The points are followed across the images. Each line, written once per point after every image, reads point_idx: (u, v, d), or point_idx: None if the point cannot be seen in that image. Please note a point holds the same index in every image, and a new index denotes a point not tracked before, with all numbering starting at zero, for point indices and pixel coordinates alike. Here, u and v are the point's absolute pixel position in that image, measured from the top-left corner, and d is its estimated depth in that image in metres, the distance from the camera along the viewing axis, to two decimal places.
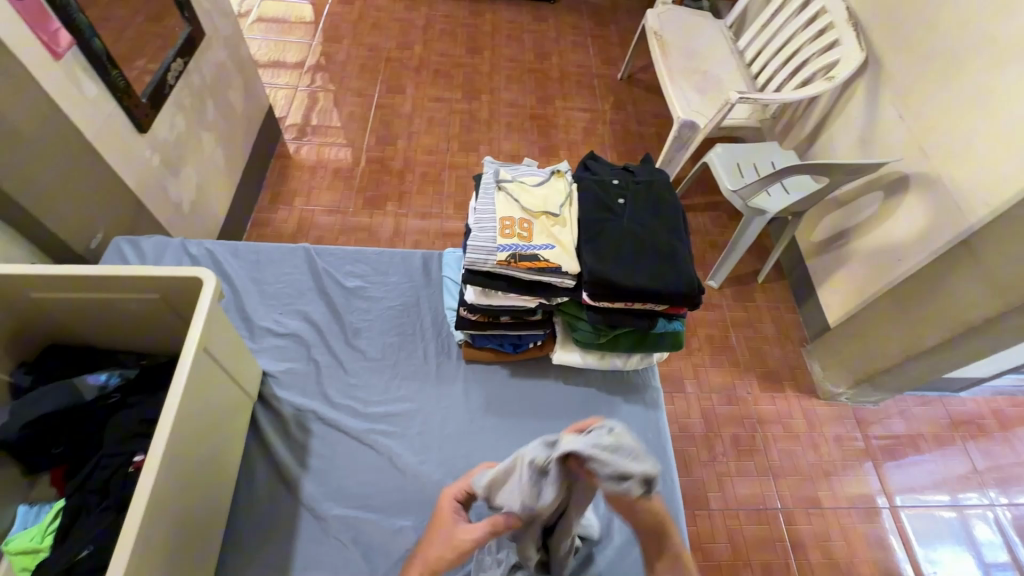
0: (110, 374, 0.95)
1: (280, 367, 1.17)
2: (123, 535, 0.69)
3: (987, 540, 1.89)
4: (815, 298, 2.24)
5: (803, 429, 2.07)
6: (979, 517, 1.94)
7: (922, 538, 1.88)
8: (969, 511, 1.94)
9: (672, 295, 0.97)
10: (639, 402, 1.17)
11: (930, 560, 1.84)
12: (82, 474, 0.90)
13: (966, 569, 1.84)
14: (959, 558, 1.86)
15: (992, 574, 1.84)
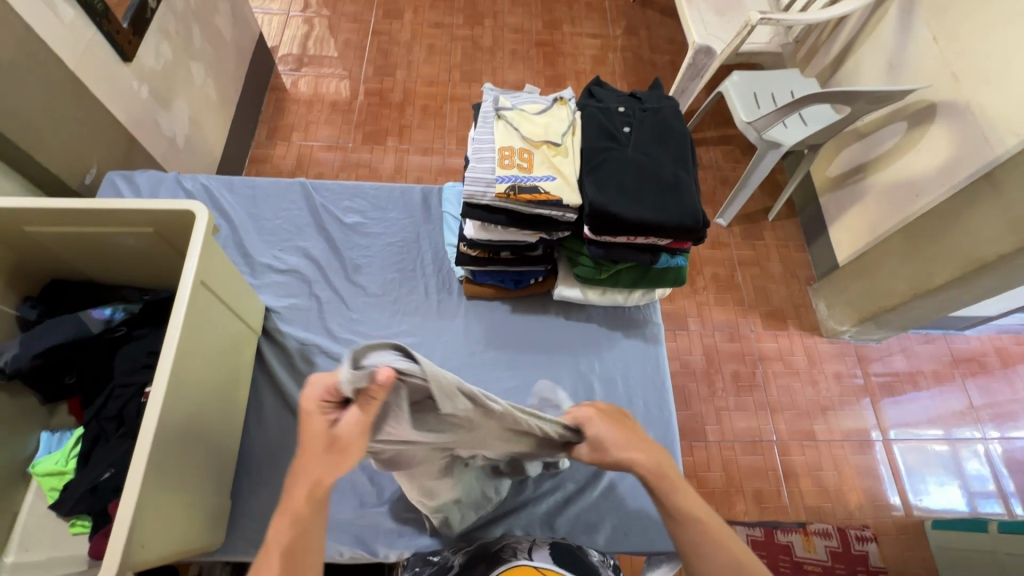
0: (114, 309, 0.96)
1: (282, 302, 1.17)
2: (135, 461, 0.72)
3: (975, 472, 1.96)
4: (826, 236, 2.20)
5: (803, 365, 2.10)
6: (970, 451, 1.99)
7: (912, 470, 1.95)
8: (961, 445, 2.00)
9: (676, 228, 0.94)
10: (639, 336, 1.18)
11: (917, 490, 1.92)
12: (97, 403, 0.93)
13: (952, 498, 1.92)
14: (945, 489, 1.93)
15: (976, 503, 1.91)
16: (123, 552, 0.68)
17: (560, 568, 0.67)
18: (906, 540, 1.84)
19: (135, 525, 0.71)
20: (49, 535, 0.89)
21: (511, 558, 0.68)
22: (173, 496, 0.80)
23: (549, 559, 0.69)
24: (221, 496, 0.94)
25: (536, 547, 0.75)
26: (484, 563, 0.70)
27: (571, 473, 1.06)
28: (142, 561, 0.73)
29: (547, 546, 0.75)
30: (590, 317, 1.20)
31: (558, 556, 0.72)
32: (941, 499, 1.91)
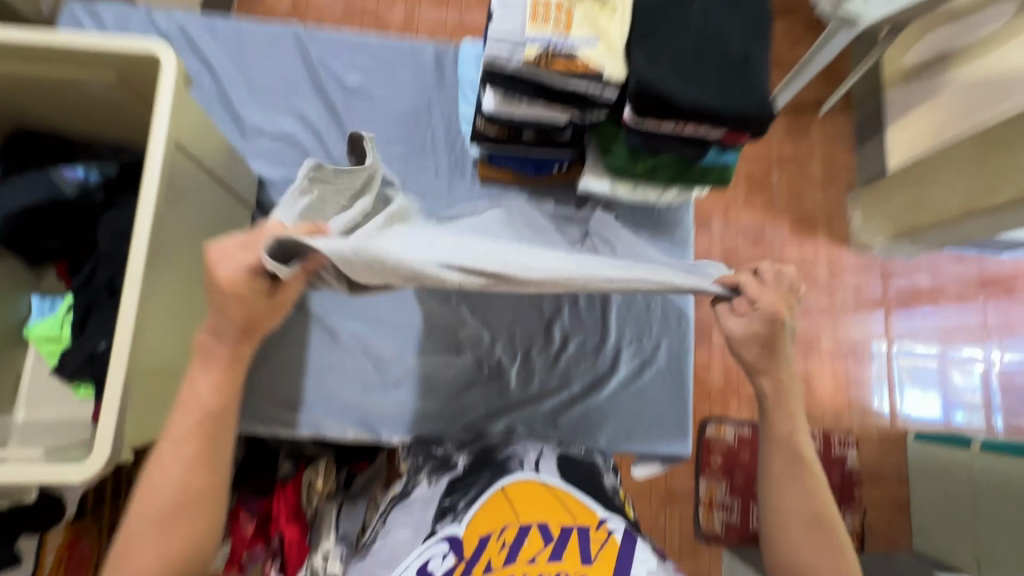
0: (88, 169, 0.85)
1: (276, 174, 1.06)
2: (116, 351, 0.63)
3: (962, 387, 1.99)
4: (880, 137, 1.97)
5: (823, 275, 2.03)
6: (965, 368, 2.00)
7: (901, 381, 1.98)
8: (954, 363, 2.00)
9: (736, 118, 0.79)
10: (667, 239, 1.09)
11: (899, 397, 1.97)
12: (85, 271, 0.87)
13: (929, 407, 1.97)
14: (925, 398, 1.97)
15: (950, 414, 1.97)
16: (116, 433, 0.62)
17: (567, 484, 0.65)
18: (885, 447, 1.93)
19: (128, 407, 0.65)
20: (56, 397, 0.89)
21: (517, 470, 0.66)
22: (160, 385, 0.73)
23: (556, 472, 0.67)
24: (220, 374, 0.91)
25: (544, 455, 0.72)
26: (489, 469, 0.68)
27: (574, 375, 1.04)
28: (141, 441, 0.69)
29: (556, 455, 0.73)
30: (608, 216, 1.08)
31: (566, 467, 0.70)
32: (919, 408, 1.96)
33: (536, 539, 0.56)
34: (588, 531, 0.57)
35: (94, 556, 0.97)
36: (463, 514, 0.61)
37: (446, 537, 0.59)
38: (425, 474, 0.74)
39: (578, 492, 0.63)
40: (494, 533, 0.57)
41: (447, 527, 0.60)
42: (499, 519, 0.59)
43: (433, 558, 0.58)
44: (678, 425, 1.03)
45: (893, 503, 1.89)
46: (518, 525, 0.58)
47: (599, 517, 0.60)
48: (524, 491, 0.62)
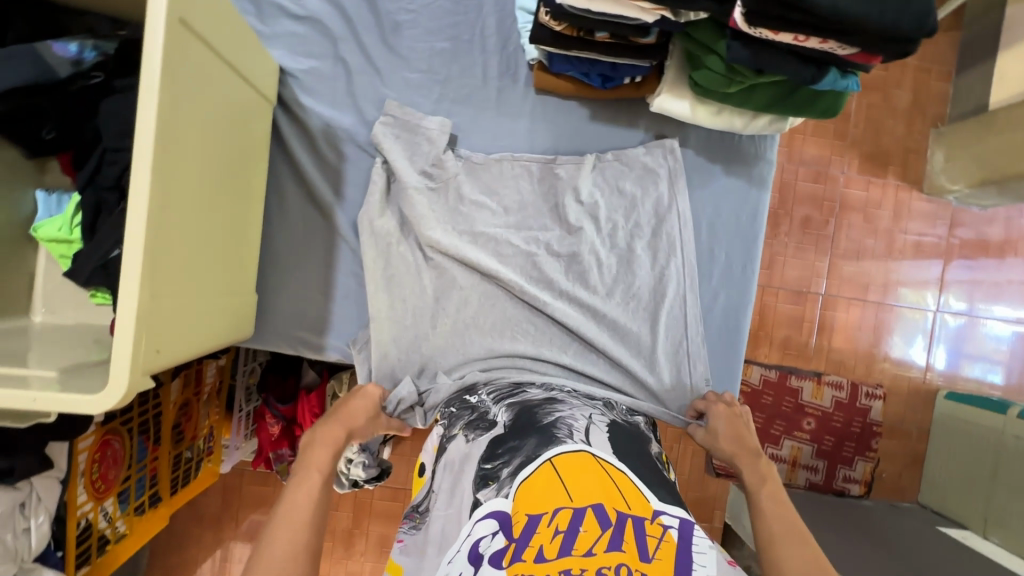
0: (81, 45, 0.73)
1: (300, 65, 0.91)
2: (125, 275, 0.55)
3: (1005, 350, 1.88)
4: (989, 64, 1.69)
5: (885, 221, 1.86)
6: (1013, 329, 1.88)
7: (944, 336, 1.88)
8: (1000, 322, 1.88)
9: (878, 35, 0.62)
10: (742, 176, 0.96)
11: (936, 352, 1.88)
12: (89, 167, 0.77)
13: (963, 365, 1.88)
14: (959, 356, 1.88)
15: (980, 370, 1.88)
16: (134, 363, 0.56)
17: (620, 462, 0.59)
18: (912, 402, 1.88)
19: (145, 333, 0.58)
20: (72, 301, 0.84)
21: (566, 440, 0.60)
22: (184, 306, 0.66)
23: (608, 447, 0.61)
24: (243, 292, 0.84)
25: (593, 425, 0.67)
26: (535, 435, 0.62)
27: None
28: (160, 368, 0.62)
29: (605, 426, 0.67)
30: (677, 150, 0.93)
31: (617, 441, 0.64)
32: (951, 361, 1.88)
33: (592, 526, 0.50)
34: (644, 523, 0.52)
35: (126, 454, 0.98)
36: (509, 487, 0.56)
37: (492, 514, 0.54)
38: (462, 429, 0.72)
39: (632, 473, 0.58)
40: (544, 514, 0.51)
41: (494, 501, 0.55)
42: (550, 498, 0.53)
43: (482, 536, 0.52)
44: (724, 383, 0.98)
45: (907, 456, 1.89)
46: (573, 506, 0.51)
47: (655, 508, 0.54)
48: (579, 466, 0.56)
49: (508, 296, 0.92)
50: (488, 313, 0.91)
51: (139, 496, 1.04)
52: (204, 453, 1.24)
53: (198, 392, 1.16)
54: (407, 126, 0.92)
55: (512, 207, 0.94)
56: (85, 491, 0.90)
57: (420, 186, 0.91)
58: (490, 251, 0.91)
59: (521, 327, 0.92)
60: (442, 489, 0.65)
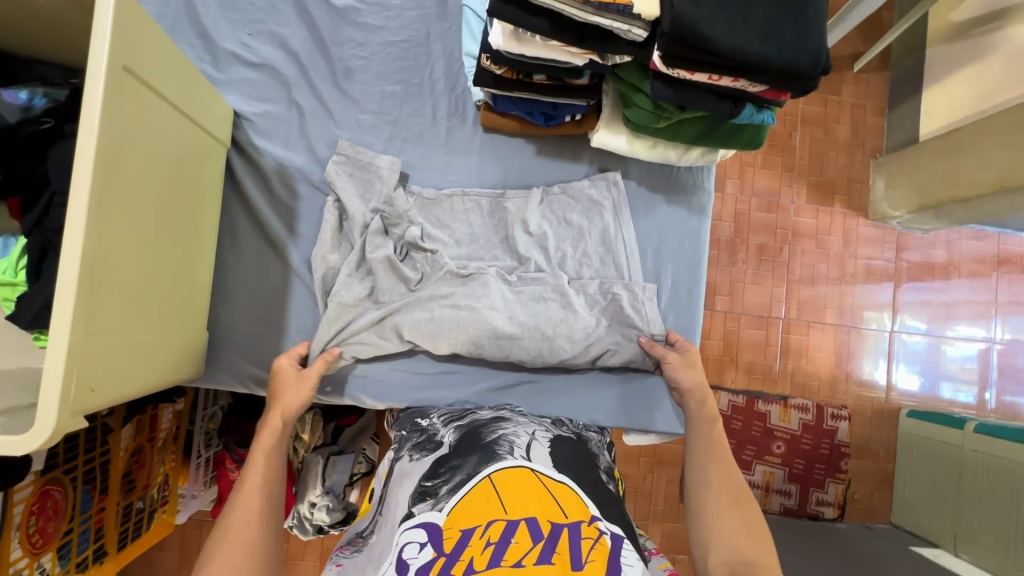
0: (32, 93, 0.76)
1: (255, 108, 0.95)
2: (57, 311, 0.55)
3: (962, 365, 1.95)
4: (915, 100, 1.83)
5: (836, 246, 1.94)
6: (966, 347, 1.96)
7: (902, 355, 1.94)
8: (955, 339, 1.95)
9: (782, 69, 0.68)
10: (683, 205, 1.01)
11: (899, 373, 1.94)
12: (37, 210, 0.78)
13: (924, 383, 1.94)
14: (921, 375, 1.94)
15: (938, 388, 1.94)
16: (62, 401, 0.55)
17: (561, 474, 0.60)
18: (876, 421, 1.92)
19: (76, 372, 0.58)
20: (13, 344, 0.82)
21: (507, 455, 0.62)
22: (121, 341, 0.66)
23: (548, 461, 0.62)
24: (182, 328, 0.82)
25: (535, 440, 0.68)
26: (477, 453, 0.63)
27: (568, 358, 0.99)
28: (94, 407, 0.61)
29: (548, 442, 0.68)
30: (620, 183, 0.98)
31: (558, 454, 0.65)
32: (914, 381, 1.94)
33: (523, 538, 0.51)
34: (580, 529, 0.53)
35: (68, 506, 0.94)
36: (444, 501, 0.57)
37: (421, 525, 0.55)
38: (408, 449, 0.74)
39: (573, 484, 0.59)
40: (477, 527, 0.53)
41: (426, 513, 0.56)
42: (484, 511, 0.54)
43: (410, 547, 0.53)
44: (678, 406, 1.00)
45: (877, 476, 1.90)
46: (505, 518, 0.53)
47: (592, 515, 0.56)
48: (515, 478, 0.57)
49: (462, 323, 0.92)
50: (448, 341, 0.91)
51: (82, 550, 0.99)
52: (157, 503, 1.18)
53: (152, 438, 1.13)
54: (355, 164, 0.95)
55: (463, 239, 0.98)
56: (20, 545, 0.86)
57: (371, 224, 0.93)
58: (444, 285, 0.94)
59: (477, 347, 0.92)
60: (387, 507, 0.66)
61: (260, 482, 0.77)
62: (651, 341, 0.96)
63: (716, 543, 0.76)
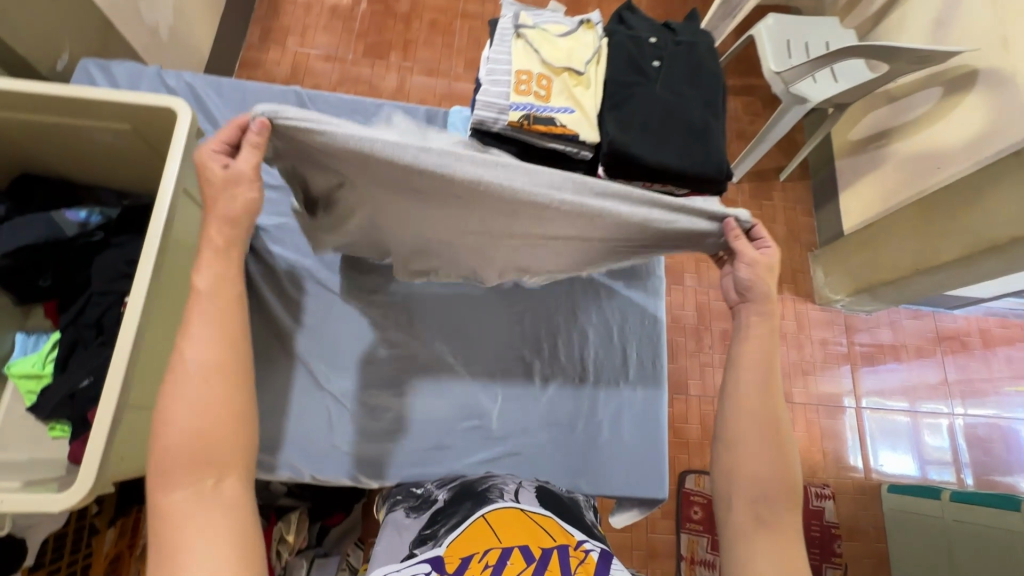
0: (89, 212, 0.90)
1: (272, 221, 1.11)
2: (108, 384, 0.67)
3: (936, 444, 2.04)
4: (835, 203, 2.14)
5: (792, 330, 2.12)
6: (933, 425, 2.06)
7: (877, 438, 2.03)
8: (925, 420, 2.07)
9: (696, 176, 0.88)
10: (641, 288, 1.17)
11: (879, 456, 2.01)
12: (75, 309, 0.89)
13: (907, 465, 2.01)
14: (903, 459, 2.02)
15: (929, 473, 2.01)
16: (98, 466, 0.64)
17: (545, 510, 0.70)
18: (860, 500, 1.94)
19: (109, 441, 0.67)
20: (27, 435, 0.87)
21: (498, 499, 0.71)
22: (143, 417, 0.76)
23: (535, 501, 0.72)
24: None
25: (522, 488, 0.77)
26: (470, 500, 0.72)
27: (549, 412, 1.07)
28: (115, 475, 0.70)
29: (532, 488, 0.78)
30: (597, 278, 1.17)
31: (544, 499, 0.74)
32: (899, 466, 2.01)
33: (516, 561, 0.60)
34: (567, 550, 0.62)
35: None
36: (443, 540, 0.66)
37: (425, 560, 0.62)
38: (403, 505, 0.82)
39: (557, 520, 0.69)
40: (473, 555, 0.62)
41: (428, 551, 0.64)
42: (478, 541, 0.63)
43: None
44: (655, 472, 1.06)
45: (872, 559, 1.88)
46: (499, 545, 0.62)
47: (577, 539, 0.65)
48: (505, 519, 0.67)
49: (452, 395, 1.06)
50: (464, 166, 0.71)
51: None
52: None
53: (133, 544, 1.12)
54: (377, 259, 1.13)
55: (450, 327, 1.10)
56: None
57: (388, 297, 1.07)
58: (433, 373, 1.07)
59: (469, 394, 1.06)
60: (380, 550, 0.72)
61: (217, 333, 0.67)
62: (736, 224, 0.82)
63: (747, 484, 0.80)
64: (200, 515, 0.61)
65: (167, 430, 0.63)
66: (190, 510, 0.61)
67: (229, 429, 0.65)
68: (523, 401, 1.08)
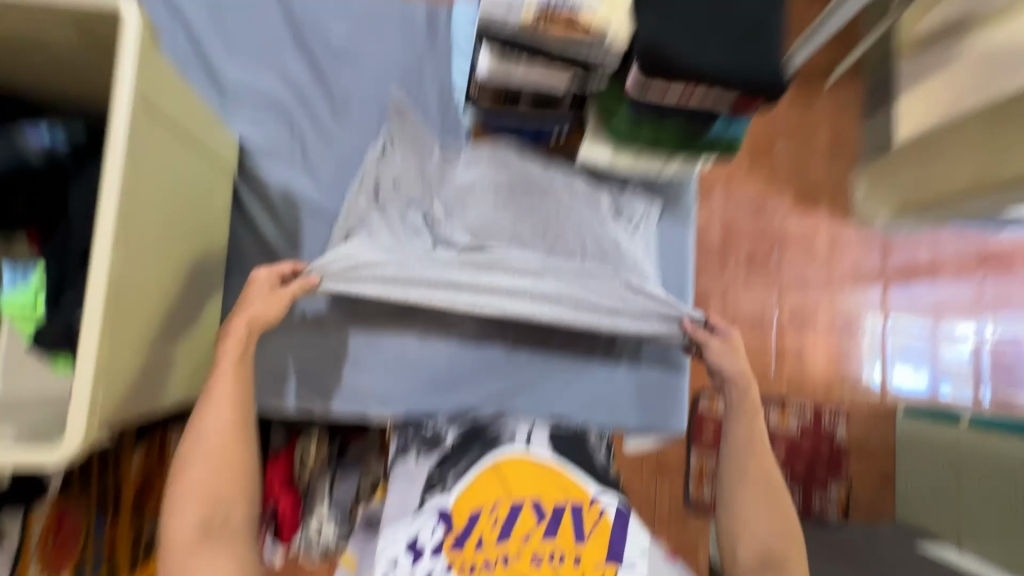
0: (53, 130, 0.80)
1: (258, 137, 1.02)
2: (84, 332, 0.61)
3: (952, 360, 1.99)
4: (890, 107, 1.91)
5: (823, 250, 2.00)
6: (954, 342, 2.00)
7: (893, 354, 1.98)
8: (945, 338, 2.00)
9: (748, 82, 0.75)
10: (670, 214, 1.11)
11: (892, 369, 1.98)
12: (58, 240, 0.82)
13: (918, 381, 1.98)
14: (915, 374, 1.98)
15: (938, 389, 1.98)
16: (88, 416, 0.62)
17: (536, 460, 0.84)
18: (874, 420, 1.95)
19: (100, 389, 0.64)
20: (35, 369, 0.87)
21: None
22: (139, 355, 0.73)
23: None
24: (181, 346, 0.86)
25: None
26: (469, 452, 0.86)
27: (574, 353, 1.05)
28: (114, 421, 0.68)
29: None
30: (650, 218, 1.08)
31: None
32: (910, 380, 1.98)
33: None
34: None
35: None
36: (443, 500, 0.85)
37: (431, 513, 0.78)
38: (416, 448, 0.88)
39: (547, 474, 0.85)
40: None
41: (429, 507, 0.83)
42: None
43: (413, 535, 0.80)
44: (672, 404, 1.08)
45: (878, 474, 1.92)
46: None
47: (560, 496, 0.82)
48: (495, 477, 0.84)
49: (465, 322, 1.02)
50: (465, 300, 0.96)
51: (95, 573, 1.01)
52: None
53: None
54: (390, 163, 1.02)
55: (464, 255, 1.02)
56: None
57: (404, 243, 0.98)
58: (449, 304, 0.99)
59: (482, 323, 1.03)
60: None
61: (229, 394, 0.86)
62: (694, 325, 1.03)
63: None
64: (203, 553, 0.83)
65: (178, 484, 0.84)
66: (200, 546, 0.83)
67: (232, 481, 0.87)
68: (540, 341, 1.05)
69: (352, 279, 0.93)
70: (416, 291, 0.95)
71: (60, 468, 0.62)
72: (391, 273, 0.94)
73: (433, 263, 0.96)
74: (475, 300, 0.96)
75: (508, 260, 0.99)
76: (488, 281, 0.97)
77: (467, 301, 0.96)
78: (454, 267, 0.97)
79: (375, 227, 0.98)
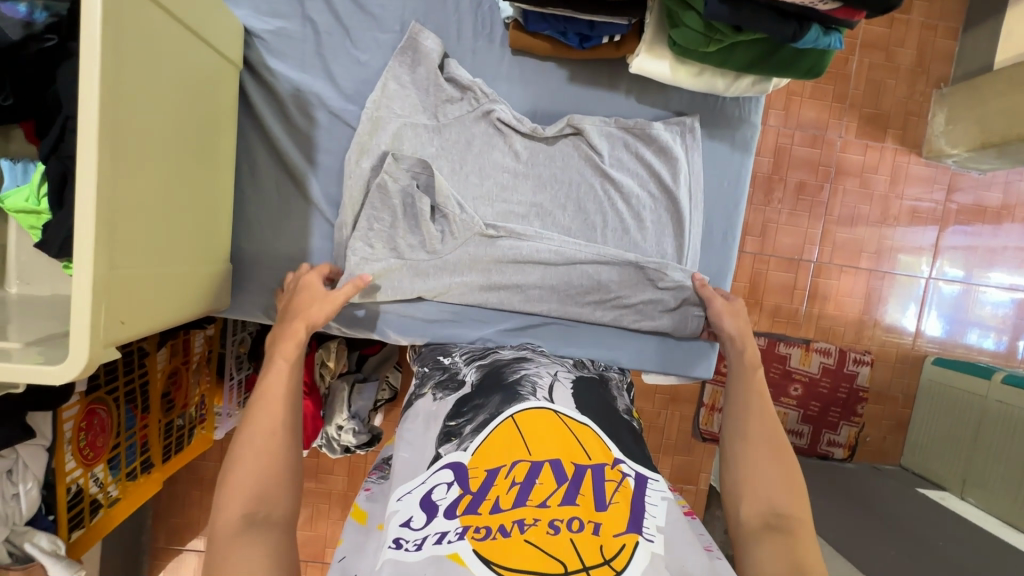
0: (31, 6, 0.69)
1: (267, 26, 0.90)
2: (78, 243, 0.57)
3: (984, 305, 1.87)
4: (996, 20, 1.63)
5: (882, 186, 1.82)
6: (993, 292, 1.87)
7: (926, 298, 1.86)
8: (983, 286, 1.86)
9: None
10: (727, 141, 1.00)
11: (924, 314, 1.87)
12: (53, 135, 0.75)
13: (936, 323, 1.88)
14: (937, 316, 1.87)
15: (959, 332, 1.88)
16: (93, 334, 0.59)
17: (580, 415, 0.70)
18: (899, 368, 1.89)
19: (104, 306, 0.61)
20: (47, 271, 0.84)
21: (529, 397, 0.72)
22: (151, 269, 0.70)
23: (569, 402, 0.73)
24: (201, 261, 0.83)
25: (557, 382, 0.79)
26: (500, 394, 0.73)
27: (594, 304, 0.99)
28: (124, 339, 0.65)
29: (569, 383, 0.79)
30: (696, 129, 0.97)
31: (578, 396, 0.76)
32: (935, 325, 1.88)
33: (549, 479, 0.60)
34: (603, 472, 0.62)
35: (113, 422, 0.99)
36: (469, 442, 0.67)
37: (448, 466, 0.64)
38: (431, 388, 0.83)
39: (592, 425, 0.69)
40: (502, 468, 0.62)
41: (453, 454, 0.66)
42: (509, 452, 0.63)
43: (438, 484, 0.62)
44: (697, 349, 1.05)
45: (892, 421, 1.91)
46: (529, 459, 0.62)
47: (615, 457, 0.65)
48: (535, 417, 0.67)
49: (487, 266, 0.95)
50: (480, 298, 0.97)
51: (131, 462, 1.06)
52: (197, 420, 1.26)
53: (186, 362, 1.17)
54: (418, 67, 0.92)
55: (481, 197, 0.95)
56: (73, 457, 0.92)
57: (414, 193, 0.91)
58: (465, 253, 0.94)
59: (503, 266, 0.96)
60: (410, 434, 0.74)
61: (284, 393, 0.80)
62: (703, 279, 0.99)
63: (751, 497, 0.77)
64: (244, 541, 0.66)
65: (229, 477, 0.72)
66: (240, 537, 0.66)
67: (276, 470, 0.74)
68: (563, 293, 0.98)
69: (372, 281, 0.93)
70: (433, 293, 0.96)
71: (63, 380, 0.60)
72: (406, 284, 0.95)
73: (444, 266, 0.95)
74: (488, 297, 0.97)
75: (522, 255, 0.95)
76: (501, 278, 0.96)
77: (480, 297, 0.97)
78: (467, 266, 0.95)
79: (374, 234, 0.92)
